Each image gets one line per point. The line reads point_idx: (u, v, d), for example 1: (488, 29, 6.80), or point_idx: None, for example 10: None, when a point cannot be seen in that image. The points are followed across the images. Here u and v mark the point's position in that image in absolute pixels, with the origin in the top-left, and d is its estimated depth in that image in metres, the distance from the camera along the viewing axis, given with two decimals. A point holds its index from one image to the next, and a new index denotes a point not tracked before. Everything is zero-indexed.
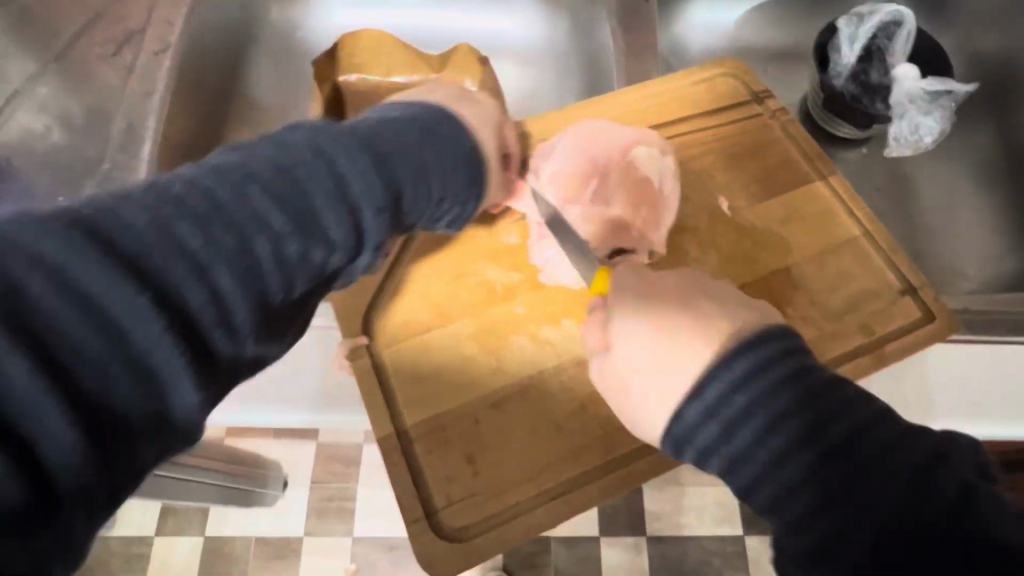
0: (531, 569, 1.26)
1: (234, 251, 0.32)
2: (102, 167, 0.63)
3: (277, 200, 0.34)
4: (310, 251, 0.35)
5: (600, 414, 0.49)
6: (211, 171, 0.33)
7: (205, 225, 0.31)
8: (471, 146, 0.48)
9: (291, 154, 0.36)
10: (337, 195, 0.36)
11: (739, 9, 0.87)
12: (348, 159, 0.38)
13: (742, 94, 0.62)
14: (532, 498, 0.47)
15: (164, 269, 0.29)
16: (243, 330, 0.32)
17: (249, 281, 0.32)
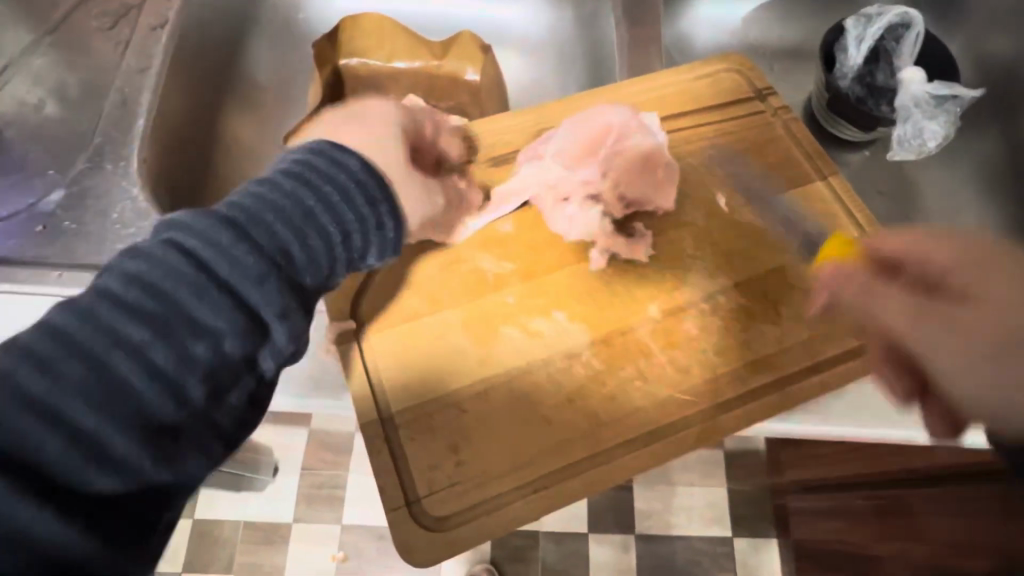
0: (519, 562, 1.26)
1: (88, 381, 0.30)
2: (93, 141, 0.62)
3: (124, 319, 0.31)
4: (186, 352, 0.32)
5: (588, 407, 0.48)
6: (66, 306, 0.32)
7: (49, 371, 0.29)
8: (361, 166, 0.41)
9: (143, 262, 0.33)
10: (198, 288, 0.33)
11: (745, 6, 0.86)
12: (205, 245, 0.34)
13: (745, 90, 0.61)
14: (515, 489, 0.47)
15: (10, 428, 0.28)
16: (133, 456, 0.30)
17: (114, 407, 0.30)
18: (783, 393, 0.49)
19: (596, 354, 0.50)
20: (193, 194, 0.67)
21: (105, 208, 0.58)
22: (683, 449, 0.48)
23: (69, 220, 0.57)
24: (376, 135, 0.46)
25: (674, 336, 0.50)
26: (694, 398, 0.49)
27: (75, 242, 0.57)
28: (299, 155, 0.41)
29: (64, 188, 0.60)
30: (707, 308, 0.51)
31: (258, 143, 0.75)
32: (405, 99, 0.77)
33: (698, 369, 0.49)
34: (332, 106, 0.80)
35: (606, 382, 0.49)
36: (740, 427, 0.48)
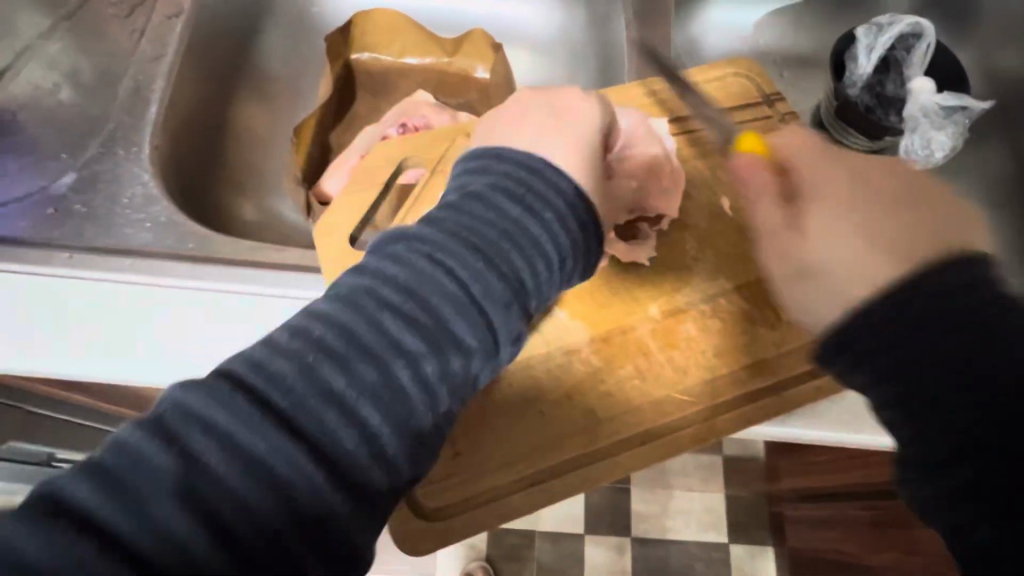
0: (514, 561, 1.26)
1: (377, 384, 0.33)
2: (107, 126, 0.63)
3: (363, 338, 0.33)
4: (447, 364, 0.35)
5: (586, 404, 0.49)
6: (343, 306, 0.34)
7: (292, 389, 0.31)
8: (574, 192, 0.43)
9: (401, 274, 0.36)
10: (433, 310, 0.35)
11: (756, 13, 0.87)
12: (432, 267, 0.36)
13: (753, 95, 0.61)
14: (509, 483, 0.47)
15: (250, 450, 0.29)
16: (380, 464, 0.32)
17: (367, 419, 0.32)
18: (779, 396, 0.49)
19: (596, 351, 0.50)
20: (202, 181, 0.68)
21: (116, 192, 0.59)
22: (678, 449, 0.48)
23: (80, 203, 0.58)
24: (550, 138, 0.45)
25: (673, 336, 0.51)
26: (691, 398, 0.49)
27: (84, 225, 0.57)
28: (513, 168, 0.42)
29: (76, 171, 0.60)
30: (706, 310, 0.52)
31: (269, 135, 0.76)
32: (415, 94, 0.77)
33: (695, 370, 0.50)
34: (342, 100, 0.81)
35: (605, 379, 0.49)
36: (735, 428, 0.49)
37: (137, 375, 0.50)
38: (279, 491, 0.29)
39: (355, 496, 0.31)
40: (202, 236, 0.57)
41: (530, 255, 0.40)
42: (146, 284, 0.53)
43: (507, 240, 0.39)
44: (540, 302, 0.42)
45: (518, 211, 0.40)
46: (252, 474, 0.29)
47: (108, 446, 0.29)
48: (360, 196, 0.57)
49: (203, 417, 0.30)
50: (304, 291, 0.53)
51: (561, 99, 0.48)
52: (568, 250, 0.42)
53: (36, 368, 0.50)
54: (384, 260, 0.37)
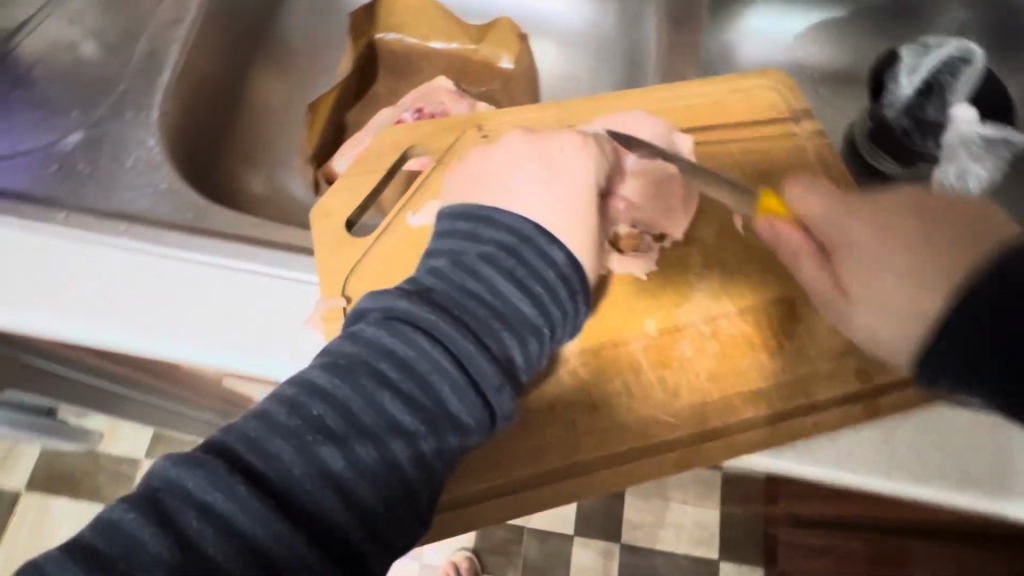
0: (500, 555, 1.26)
1: (376, 462, 0.35)
2: (119, 88, 0.63)
3: (362, 418, 0.36)
4: (444, 443, 0.37)
5: (567, 417, 0.47)
6: (341, 381, 0.36)
7: (292, 470, 0.34)
8: (565, 258, 0.43)
9: (397, 351, 0.37)
10: (430, 389, 0.37)
11: (795, 22, 0.83)
12: (427, 344, 0.37)
13: (780, 110, 0.59)
14: (479, 489, 0.46)
15: (237, 529, 0.31)
16: (375, 541, 0.35)
17: (363, 498, 0.35)
18: (769, 428, 0.47)
19: (585, 363, 0.48)
20: (212, 151, 0.67)
21: (120, 155, 0.59)
22: (659, 471, 0.46)
23: (84, 163, 0.58)
24: (554, 186, 0.45)
25: (667, 355, 0.49)
26: (678, 422, 0.47)
27: (87, 186, 0.57)
28: (504, 236, 0.43)
29: (84, 131, 0.60)
30: (705, 330, 0.50)
31: (284, 109, 0.75)
32: (435, 80, 0.76)
33: (686, 393, 0.48)
34: (362, 80, 0.79)
35: (590, 393, 0.48)
36: (723, 456, 0.46)
37: (125, 344, 0.50)
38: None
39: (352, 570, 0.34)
40: (201, 207, 0.56)
41: (523, 330, 0.41)
42: (143, 252, 0.52)
43: (498, 317, 0.40)
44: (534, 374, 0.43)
45: (510, 285, 0.41)
46: (248, 557, 0.31)
47: (99, 530, 0.31)
48: (363, 179, 0.56)
49: (200, 499, 0.32)
50: (298, 272, 0.52)
51: (552, 147, 0.47)
52: (561, 322, 0.42)
53: (28, 326, 0.50)
54: (380, 330, 0.38)
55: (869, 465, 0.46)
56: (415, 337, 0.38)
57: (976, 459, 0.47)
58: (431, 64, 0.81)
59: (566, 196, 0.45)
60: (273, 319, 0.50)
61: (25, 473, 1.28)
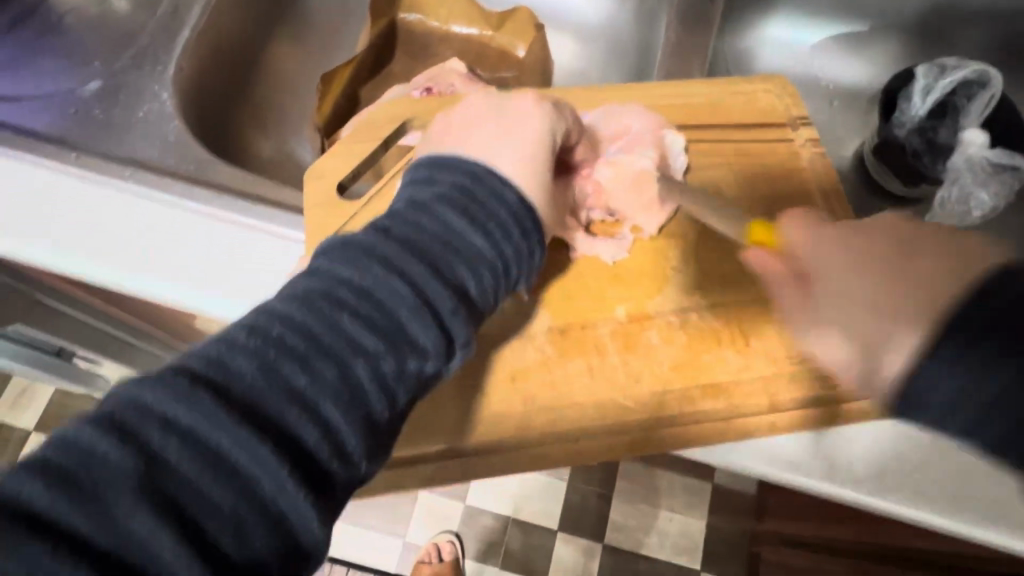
0: (483, 542, 1.28)
1: (336, 380, 0.35)
2: (140, 42, 0.66)
3: (324, 338, 0.35)
4: (404, 366, 0.37)
5: (527, 389, 0.48)
6: (301, 306, 0.36)
7: (254, 386, 0.33)
8: (517, 199, 0.45)
9: (354, 277, 0.38)
10: (390, 313, 0.37)
11: (817, 31, 0.82)
12: (384, 271, 0.38)
13: (779, 115, 0.59)
14: (437, 450, 0.47)
15: (204, 441, 0.31)
16: (341, 459, 0.34)
17: (328, 414, 0.34)
18: (725, 422, 0.48)
19: (551, 341, 0.50)
20: (225, 112, 0.70)
21: (134, 105, 0.62)
22: (612, 453, 0.47)
23: (100, 110, 0.61)
24: (508, 135, 0.47)
25: (633, 341, 0.50)
26: (637, 407, 0.48)
27: (101, 132, 0.60)
28: (460, 178, 0.44)
29: (103, 80, 0.63)
30: (674, 322, 0.50)
31: (300, 76, 0.78)
32: (448, 62, 0.77)
33: (648, 380, 0.49)
34: (380, 56, 0.81)
35: (553, 368, 0.49)
36: (678, 445, 0.47)
37: (123, 285, 0.52)
38: (244, 486, 0.31)
39: (317, 485, 0.33)
40: (205, 161, 0.59)
41: (479, 262, 0.42)
42: (145, 199, 0.55)
43: (453, 250, 0.41)
44: (490, 308, 0.44)
45: (465, 221, 0.42)
46: (214, 466, 0.30)
47: (57, 445, 0.29)
48: (359, 147, 0.57)
49: (161, 413, 0.31)
50: (288, 231, 0.54)
51: (509, 104, 0.49)
52: (515, 257, 0.44)
53: (35, 261, 0.53)
54: (337, 261, 0.39)
55: (821, 468, 0.47)
56: (373, 264, 0.38)
57: (932, 478, 0.47)
58: (448, 48, 0.83)
59: (518, 143, 0.47)
60: (260, 273, 0.53)
61: (37, 414, 1.33)
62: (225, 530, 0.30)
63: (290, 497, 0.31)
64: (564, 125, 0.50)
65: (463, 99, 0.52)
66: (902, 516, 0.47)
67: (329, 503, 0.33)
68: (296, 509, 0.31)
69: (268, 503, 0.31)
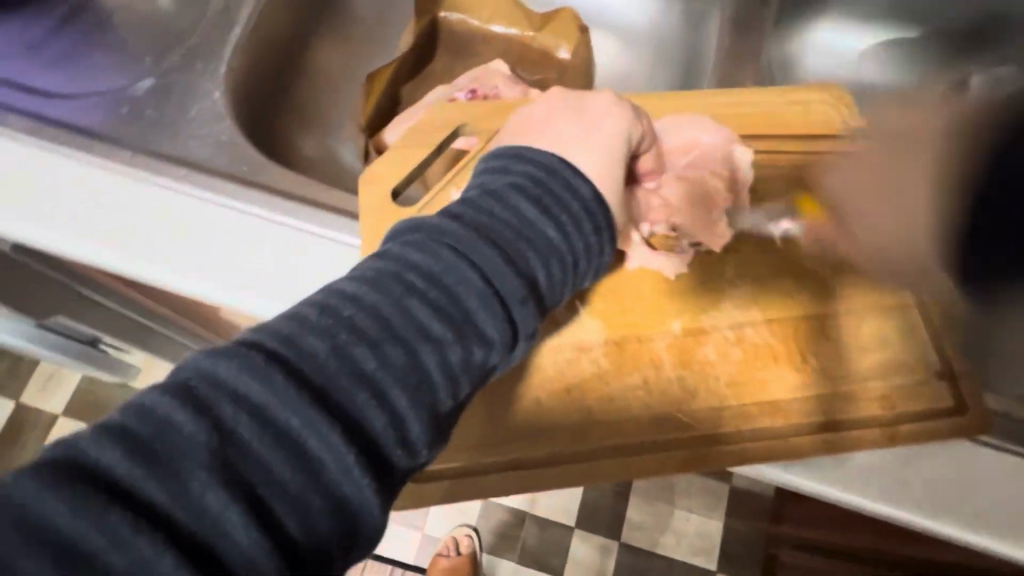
0: (500, 538, 1.29)
1: (405, 368, 0.34)
2: (191, 40, 0.66)
3: (394, 322, 0.35)
4: (470, 356, 0.36)
5: (582, 403, 0.48)
6: (374, 289, 0.35)
7: (326, 367, 0.32)
8: (591, 194, 0.44)
9: (425, 261, 0.37)
10: (459, 301, 0.37)
11: (867, 38, 0.81)
12: (455, 258, 0.37)
13: (835, 126, 0.59)
14: (489, 460, 0.47)
15: (277, 420, 0.30)
16: (404, 447, 0.33)
17: (395, 401, 0.33)
18: (782, 439, 0.47)
19: (607, 353, 0.49)
20: (272, 109, 0.70)
21: (186, 103, 0.62)
22: (668, 470, 0.47)
23: (151, 107, 0.61)
24: (587, 134, 0.46)
25: (689, 355, 0.49)
26: (692, 422, 0.48)
27: (152, 129, 0.60)
28: (533, 169, 0.43)
29: (154, 78, 0.63)
30: (730, 337, 0.50)
31: (343, 74, 0.77)
32: (491, 63, 0.77)
33: (704, 396, 0.48)
34: (422, 54, 0.81)
35: (609, 382, 0.48)
36: (733, 461, 0.47)
37: (177, 284, 0.53)
38: (311, 470, 0.29)
39: (383, 473, 0.32)
40: (257, 161, 0.59)
41: (547, 252, 0.41)
42: (187, 197, 0.55)
43: (524, 240, 0.40)
44: (552, 302, 0.43)
45: (536, 210, 0.41)
46: (284, 446, 0.29)
47: (134, 412, 0.28)
48: (411, 152, 0.57)
49: (234, 388, 0.30)
50: (342, 237, 0.54)
51: (587, 103, 0.49)
52: (584, 254, 0.43)
53: (72, 253, 0.54)
54: (408, 245, 0.38)
55: (871, 486, 0.48)
56: (443, 249, 0.37)
57: (987, 502, 0.47)
58: (489, 48, 0.82)
59: (596, 139, 0.46)
60: (314, 276, 0.53)
61: (64, 399, 1.34)
62: (290, 512, 0.29)
63: (355, 482, 0.30)
64: (640, 125, 0.50)
65: (540, 96, 0.52)
66: (954, 537, 0.46)
67: (389, 493, 0.32)
68: (359, 496, 0.30)
69: (334, 488, 0.30)
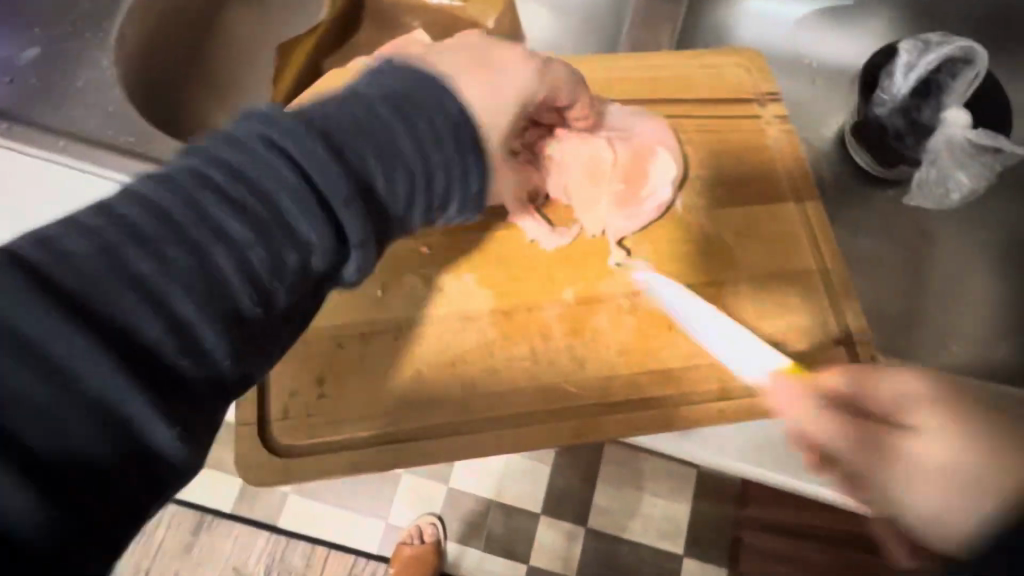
0: (463, 524, 1.22)
1: (193, 269, 0.30)
2: (80, 6, 0.63)
3: (182, 221, 0.30)
4: (282, 259, 0.32)
5: (465, 374, 0.47)
6: (165, 185, 0.31)
7: (85, 268, 0.28)
8: (459, 111, 0.40)
9: (236, 155, 0.32)
10: (270, 199, 0.32)
11: (800, 7, 0.77)
12: (266, 152, 0.33)
13: (746, 91, 0.57)
14: (367, 436, 0.46)
15: (17, 328, 0.25)
16: (190, 357, 0.29)
17: (177, 307, 0.29)
18: (673, 408, 0.47)
19: (494, 323, 0.48)
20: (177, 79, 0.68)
21: (72, 73, 0.60)
22: (554, 442, 0.46)
23: (36, 78, 0.59)
24: (486, 88, 0.43)
25: (581, 325, 0.48)
26: (581, 392, 0.47)
27: (35, 100, 0.58)
28: (387, 80, 0.39)
29: (42, 47, 0.61)
30: (625, 305, 0.49)
31: (252, 37, 0.72)
32: (412, 32, 0.74)
33: (594, 365, 0.47)
34: (344, 27, 0.78)
35: (495, 353, 0.47)
36: (620, 432, 0.46)
37: None
38: (57, 377, 0.25)
39: (158, 383, 0.28)
40: (143, 131, 0.57)
41: (388, 160, 0.37)
42: (104, 177, 0.54)
43: (361, 142, 0.36)
44: (405, 213, 0.39)
45: (380, 113, 0.37)
46: (23, 353, 0.25)
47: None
48: None
49: None
50: None
51: (498, 54, 0.45)
52: (440, 164, 0.39)
53: None
54: (218, 138, 0.33)
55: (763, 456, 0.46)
56: (256, 144, 0.33)
57: None
58: (418, 15, 0.78)
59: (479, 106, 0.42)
60: None
61: None
62: (28, 424, 0.25)
63: (118, 391, 0.26)
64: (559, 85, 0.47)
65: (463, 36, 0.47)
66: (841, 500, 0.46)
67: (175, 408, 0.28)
68: (126, 405, 0.27)
69: (88, 397, 0.26)
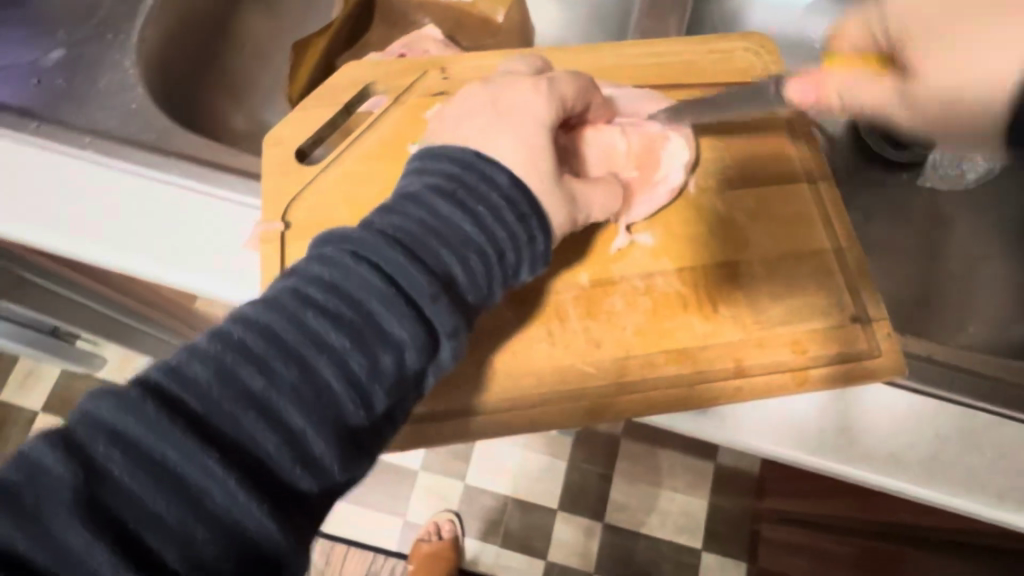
0: (480, 520, 1.22)
1: (300, 384, 0.33)
2: (102, 9, 0.65)
3: (286, 337, 0.34)
4: (378, 362, 0.36)
5: (482, 357, 0.48)
6: (269, 306, 0.35)
7: (208, 394, 0.32)
8: (509, 182, 0.42)
9: (329, 270, 0.36)
10: (362, 305, 0.36)
11: None
12: (354, 262, 0.36)
13: (757, 74, 0.57)
14: None
15: (154, 456, 0.30)
16: (304, 465, 0.33)
17: (289, 420, 0.33)
18: (687, 387, 0.47)
19: (511, 305, 0.49)
20: (195, 75, 0.69)
21: (94, 74, 0.61)
22: (570, 421, 0.47)
23: (61, 80, 0.61)
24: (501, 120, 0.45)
25: (595, 306, 0.49)
26: (597, 372, 0.47)
27: (62, 101, 0.60)
28: (449, 165, 0.42)
29: (65, 49, 0.63)
30: (639, 287, 0.49)
31: (269, 47, 0.76)
32: (423, 29, 0.75)
33: (608, 346, 0.48)
34: (356, 25, 0.79)
35: (512, 336, 0.48)
36: (636, 412, 0.46)
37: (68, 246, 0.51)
38: (193, 500, 0.30)
39: (279, 497, 0.32)
40: (165, 130, 0.58)
41: (465, 248, 0.40)
42: (113, 169, 0.54)
43: (436, 235, 0.39)
44: (484, 297, 0.41)
45: (450, 204, 0.40)
46: (160, 480, 0.29)
47: (12, 461, 0.29)
48: (320, 113, 0.57)
49: (110, 426, 0.30)
50: (246, 199, 0.54)
51: (507, 90, 0.47)
52: (509, 242, 0.42)
53: None
54: (311, 259, 0.37)
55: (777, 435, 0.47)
56: (345, 258, 0.37)
57: (888, 442, 0.47)
58: (427, 13, 0.79)
59: (513, 146, 0.44)
60: (211, 238, 0.52)
61: (41, 397, 1.27)
62: (170, 545, 0.29)
63: (243, 506, 0.30)
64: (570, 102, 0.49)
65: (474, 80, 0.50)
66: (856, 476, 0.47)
67: (292, 518, 0.32)
68: (250, 520, 0.30)
69: (220, 516, 0.30)
